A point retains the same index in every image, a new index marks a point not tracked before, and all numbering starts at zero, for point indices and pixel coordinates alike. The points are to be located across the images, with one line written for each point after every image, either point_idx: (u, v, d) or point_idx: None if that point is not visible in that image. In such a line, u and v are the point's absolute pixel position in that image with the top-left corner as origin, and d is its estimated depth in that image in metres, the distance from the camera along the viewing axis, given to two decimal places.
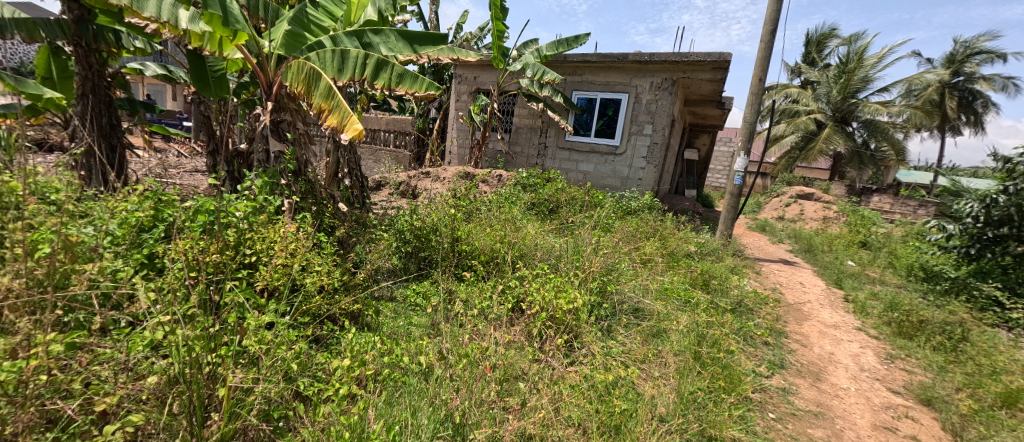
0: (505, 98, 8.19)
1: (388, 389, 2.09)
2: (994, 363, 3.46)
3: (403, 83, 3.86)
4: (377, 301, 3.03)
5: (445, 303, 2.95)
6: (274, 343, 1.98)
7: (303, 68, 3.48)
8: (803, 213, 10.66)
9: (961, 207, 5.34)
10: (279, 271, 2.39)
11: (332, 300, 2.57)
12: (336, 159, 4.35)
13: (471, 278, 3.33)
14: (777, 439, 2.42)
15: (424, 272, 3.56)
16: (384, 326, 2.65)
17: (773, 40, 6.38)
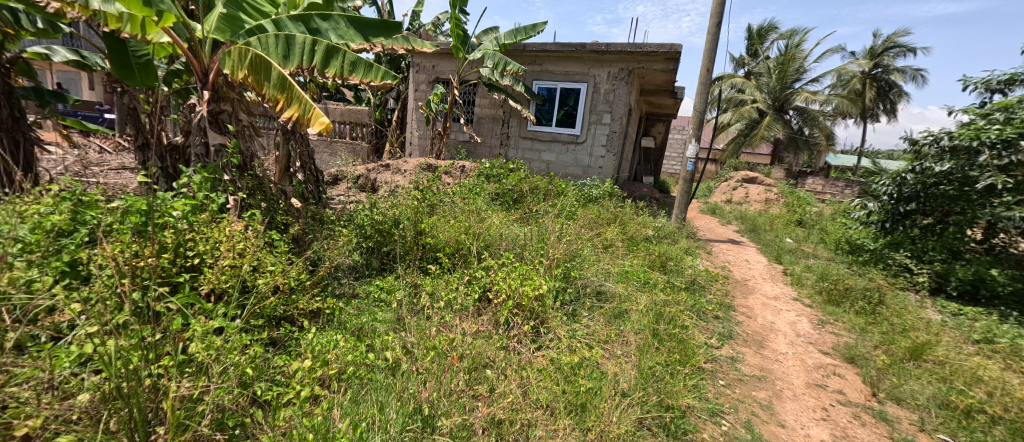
0: (466, 87, 8.20)
1: (354, 387, 2.10)
2: (905, 323, 3.95)
3: (356, 72, 3.81)
4: (339, 299, 2.96)
5: (410, 296, 2.95)
6: (225, 349, 1.90)
7: (247, 54, 3.30)
8: (748, 195, 11.45)
9: (878, 186, 5.98)
10: (226, 272, 2.33)
11: (287, 300, 2.52)
12: (287, 152, 4.16)
13: (437, 270, 3.36)
14: (725, 403, 2.69)
15: (388, 266, 3.55)
16: (348, 323, 2.64)
17: (718, 33, 6.78)
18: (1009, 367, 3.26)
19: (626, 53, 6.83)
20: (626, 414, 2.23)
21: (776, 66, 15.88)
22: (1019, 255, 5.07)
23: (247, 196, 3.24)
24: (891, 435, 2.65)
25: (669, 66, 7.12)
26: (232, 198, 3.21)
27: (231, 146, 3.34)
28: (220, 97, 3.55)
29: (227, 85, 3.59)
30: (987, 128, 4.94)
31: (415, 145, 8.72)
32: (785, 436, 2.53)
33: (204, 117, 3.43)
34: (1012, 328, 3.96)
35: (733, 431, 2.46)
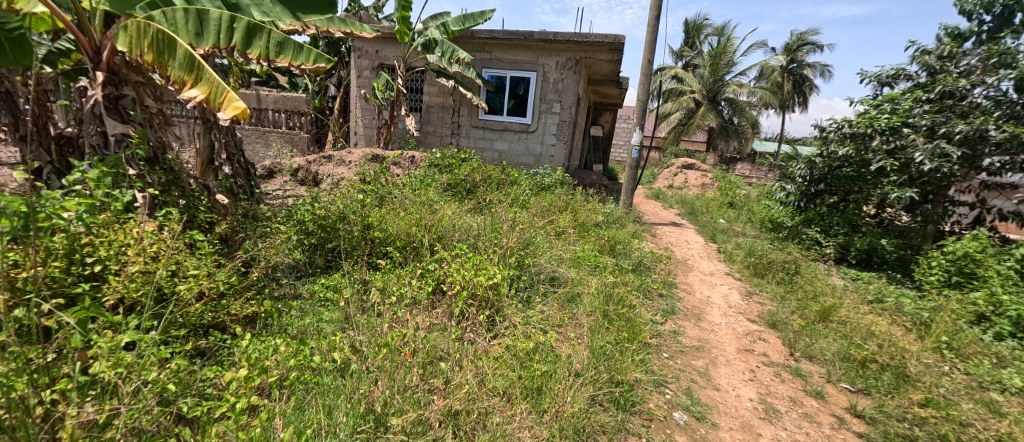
0: (412, 74, 8.05)
1: (298, 393, 1.83)
2: (815, 290, 4.50)
3: (284, 53, 3.48)
4: (279, 301, 2.72)
5: (359, 293, 2.80)
6: (138, 366, 1.65)
7: (147, 30, 2.96)
8: (688, 181, 12.22)
9: (793, 169, 6.64)
10: (137, 280, 1.97)
11: (215, 306, 2.17)
12: (210, 143, 3.85)
13: (387, 265, 3.25)
14: (669, 373, 2.79)
15: (333, 265, 3.34)
16: (289, 326, 2.36)
17: (658, 25, 7.14)
18: (893, 322, 3.84)
19: (573, 43, 7.01)
20: (580, 393, 2.19)
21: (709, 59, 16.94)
22: (903, 226, 5.96)
23: (162, 192, 2.87)
24: (805, 388, 2.91)
25: (614, 56, 7.41)
26: (141, 195, 2.76)
27: (136, 137, 2.90)
28: (120, 80, 3.16)
29: (127, 66, 3.17)
30: (878, 117, 5.65)
31: (361, 135, 8.43)
32: (719, 398, 2.63)
33: (100, 102, 3.00)
34: (897, 288, 4.65)
35: (676, 398, 2.52)
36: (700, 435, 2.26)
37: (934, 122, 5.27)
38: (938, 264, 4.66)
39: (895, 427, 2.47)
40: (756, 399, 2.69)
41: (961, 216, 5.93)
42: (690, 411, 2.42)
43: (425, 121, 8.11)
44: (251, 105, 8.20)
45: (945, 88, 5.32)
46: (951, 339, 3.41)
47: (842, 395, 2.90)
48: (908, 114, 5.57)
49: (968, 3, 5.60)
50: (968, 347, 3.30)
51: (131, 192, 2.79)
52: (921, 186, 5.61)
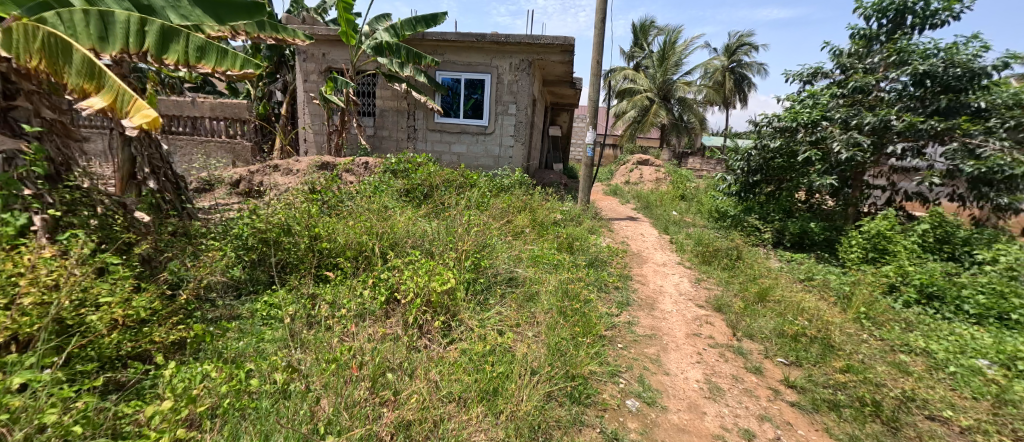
0: (363, 78, 7.84)
1: (232, 420, 1.70)
2: (754, 273, 4.84)
3: (207, 58, 3.27)
4: (214, 324, 2.54)
5: (305, 309, 2.69)
6: (33, 409, 1.44)
7: (32, 31, 2.64)
8: (643, 177, 12.67)
9: (733, 162, 7.13)
10: (31, 313, 1.74)
11: (134, 335, 1.99)
12: (131, 156, 3.54)
13: (337, 277, 3.13)
14: (624, 364, 2.89)
15: (278, 280, 3.15)
16: (223, 350, 2.19)
17: (604, 27, 7.39)
18: (821, 297, 4.20)
19: (524, 45, 7.10)
20: (536, 391, 2.23)
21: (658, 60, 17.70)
22: (828, 209, 6.57)
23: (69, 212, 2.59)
24: (745, 365, 3.08)
25: (566, 57, 7.60)
26: (41, 217, 2.49)
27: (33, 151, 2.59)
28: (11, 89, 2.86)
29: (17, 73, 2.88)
30: (802, 111, 6.15)
31: (311, 142, 8.09)
32: (669, 383, 2.76)
33: None
34: (824, 267, 5.11)
35: (629, 386, 2.63)
36: (652, 421, 2.35)
37: (847, 114, 5.82)
38: (856, 242, 5.14)
39: (822, 393, 2.67)
40: (702, 379, 2.84)
41: (876, 198, 6.57)
42: (642, 397, 2.53)
43: (378, 126, 7.91)
44: (184, 112, 7.63)
45: (856, 84, 5.91)
46: (868, 309, 3.78)
47: (777, 368, 3.09)
48: (827, 108, 6.11)
49: (866, 9, 6.22)
50: (882, 315, 3.68)
51: (27, 213, 2.47)
52: (840, 172, 6.19)
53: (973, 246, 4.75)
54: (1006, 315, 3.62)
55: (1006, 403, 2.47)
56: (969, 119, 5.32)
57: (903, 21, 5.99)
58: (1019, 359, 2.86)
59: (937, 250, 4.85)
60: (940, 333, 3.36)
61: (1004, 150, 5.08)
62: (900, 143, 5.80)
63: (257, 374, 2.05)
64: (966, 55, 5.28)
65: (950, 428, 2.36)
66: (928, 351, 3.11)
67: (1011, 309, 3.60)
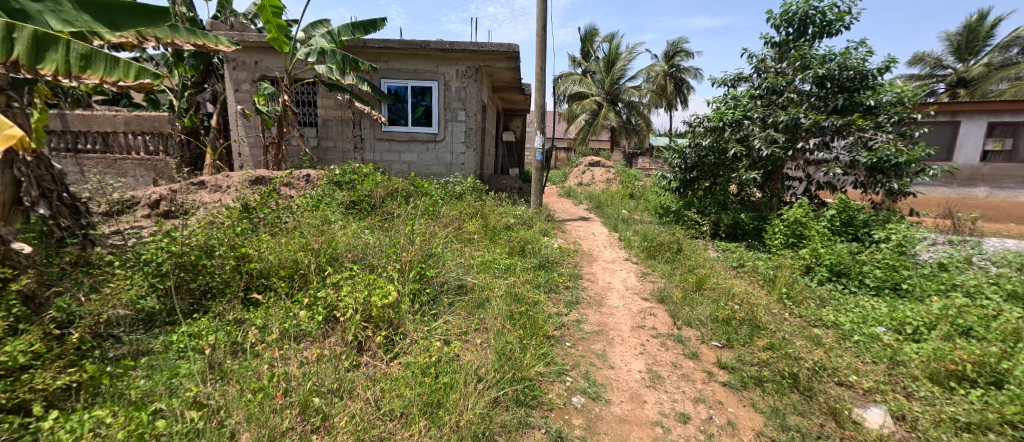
0: (301, 87, 7.45)
1: None
2: (693, 264, 5.13)
3: (92, 68, 2.96)
4: (119, 363, 2.29)
5: (229, 336, 2.50)
6: None
7: None
8: (594, 178, 13.06)
9: (671, 160, 7.54)
10: None
11: (10, 384, 1.77)
12: (15, 178, 3.16)
13: (269, 299, 2.93)
14: (571, 361, 2.96)
15: (201, 307, 2.87)
16: (124, 391, 1.98)
17: (545, 34, 7.55)
18: (750, 281, 4.52)
19: (469, 52, 7.11)
20: (482, 398, 2.22)
21: (604, 66, 18.39)
22: (756, 201, 7.12)
23: None
24: (684, 352, 3.25)
25: (512, 64, 7.70)
26: None
27: None
28: None
29: None
30: (726, 111, 6.65)
31: (247, 156, 7.57)
32: (613, 376, 2.85)
33: None
34: (753, 254, 5.54)
35: (575, 383, 2.68)
36: (596, 415, 2.42)
37: (765, 113, 6.36)
38: (779, 230, 5.62)
39: (749, 371, 2.87)
40: (644, 369, 2.96)
41: (795, 188, 7.21)
42: (587, 393, 2.59)
43: (318, 137, 7.54)
44: (92, 128, 6.85)
45: (769, 85, 6.48)
46: (789, 289, 4.13)
47: (711, 352, 3.29)
48: (747, 108, 6.66)
49: (775, 19, 6.82)
50: (801, 294, 4.05)
51: None
52: (763, 167, 6.74)
53: (871, 226, 5.36)
54: (898, 285, 4.12)
55: (896, 364, 2.81)
56: (861, 116, 6.02)
57: (805, 29, 6.64)
58: (908, 324, 3.25)
59: (843, 232, 5.41)
60: (848, 306, 3.74)
61: (890, 142, 5.79)
62: (809, 138, 6.42)
63: (166, 414, 1.87)
64: (856, 59, 5.94)
65: (854, 391, 2.64)
66: (837, 324, 3.46)
67: (901, 280, 4.11)
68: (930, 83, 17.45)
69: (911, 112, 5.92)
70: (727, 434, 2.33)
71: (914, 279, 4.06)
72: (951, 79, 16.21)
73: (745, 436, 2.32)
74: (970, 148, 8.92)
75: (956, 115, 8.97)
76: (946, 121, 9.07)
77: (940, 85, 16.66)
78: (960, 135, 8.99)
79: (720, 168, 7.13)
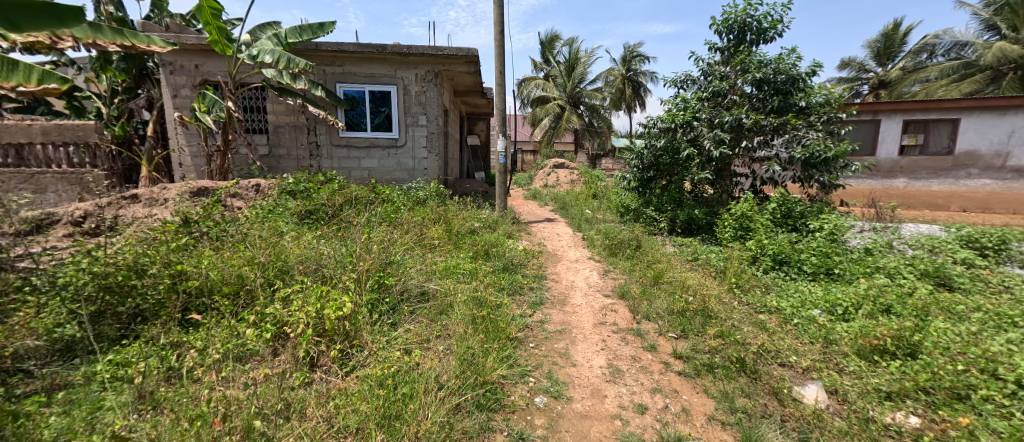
0: (248, 91, 7.06)
1: None
2: (652, 259, 5.30)
3: None
4: (31, 400, 2.08)
5: (163, 362, 2.33)
6: None
7: None
8: (558, 180, 13.23)
9: (629, 160, 7.79)
10: None
11: None
12: None
13: (211, 319, 2.75)
14: (534, 362, 2.97)
15: (131, 333, 2.65)
16: (36, 432, 1.79)
17: (503, 38, 7.58)
18: (704, 273, 4.73)
19: (428, 56, 7.02)
20: (442, 406, 2.19)
21: (566, 70, 18.72)
22: (708, 197, 7.48)
23: None
24: (643, 345, 3.35)
25: (471, 68, 7.69)
26: None
27: None
28: None
29: None
30: (677, 113, 6.95)
31: (188, 166, 7.06)
32: (575, 373, 2.89)
33: None
34: (706, 247, 5.81)
35: (537, 384, 2.70)
36: (558, 414, 2.44)
37: (712, 114, 6.72)
38: (728, 223, 5.92)
39: (702, 359, 3.00)
40: (605, 365, 3.02)
41: (742, 183, 7.62)
42: (549, 392, 2.62)
43: (267, 144, 7.18)
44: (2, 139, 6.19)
45: (715, 88, 6.85)
46: (739, 278, 4.36)
47: (668, 343, 3.42)
48: (696, 110, 6.99)
49: (717, 26, 7.20)
50: (748, 283, 4.29)
51: None
52: (713, 165, 7.08)
53: (808, 217, 5.77)
54: (831, 270, 4.46)
55: (830, 342, 3.04)
56: (794, 116, 6.49)
57: (744, 36, 7.04)
58: (839, 305, 3.51)
59: (784, 223, 5.78)
60: (789, 292, 4.00)
61: (821, 139, 6.22)
62: (753, 137, 6.83)
63: None
64: (788, 63, 6.39)
65: (795, 370, 2.82)
66: (780, 309, 3.68)
67: (834, 265, 4.45)
68: (855, 85, 19.05)
69: (837, 112, 6.46)
70: (681, 421, 2.43)
71: (844, 264, 4.41)
72: (873, 82, 17.79)
73: (697, 421, 2.44)
74: (890, 143, 9.78)
75: (877, 114, 9.77)
76: (868, 119, 9.90)
77: (865, 88, 18.22)
78: (880, 131, 9.82)
79: (675, 167, 7.43)
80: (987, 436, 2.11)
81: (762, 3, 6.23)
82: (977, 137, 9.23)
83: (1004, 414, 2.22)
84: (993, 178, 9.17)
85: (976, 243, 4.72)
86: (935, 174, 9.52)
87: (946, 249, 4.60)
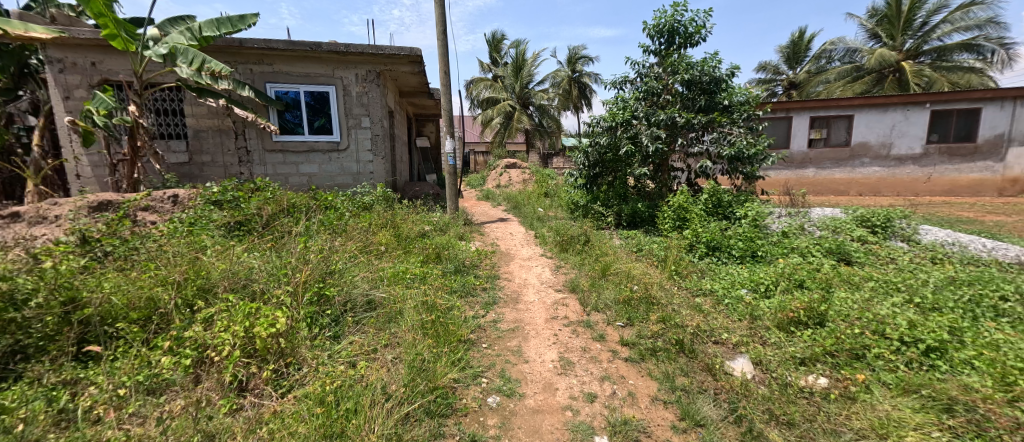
0: (160, 92, 6.41)
1: None
2: (600, 253, 5.48)
3: None
4: None
5: (51, 405, 2.06)
6: None
7: None
8: (509, 179, 13.31)
9: (575, 158, 8.00)
10: None
11: None
12: None
13: (115, 350, 2.47)
14: (487, 363, 2.96)
15: (11, 373, 2.30)
16: None
17: (446, 37, 7.49)
18: (648, 263, 4.97)
19: (368, 55, 6.77)
20: (389, 418, 2.13)
21: (514, 71, 18.84)
22: (649, 191, 7.86)
23: None
24: (592, 336, 3.45)
25: (415, 68, 7.53)
26: None
27: None
28: None
29: None
30: (617, 112, 7.25)
31: (89, 177, 6.30)
32: (528, 370, 2.92)
33: None
34: (648, 238, 6.11)
35: (490, 384, 2.70)
36: (510, 411, 2.46)
37: (648, 113, 7.07)
38: (667, 215, 6.26)
39: (646, 344, 3.15)
40: (556, 358, 3.09)
41: (679, 177, 8.08)
42: (502, 391, 2.63)
43: (187, 151, 6.56)
44: None
45: (649, 88, 7.22)
46: (677, 266, 4.63)
47: (616, 332, 3.55)
48: (635, 109, 7.32)
49: (649, 30, 7.58)
50: (686, 269, 4.56)
51: None
52: (652, 160, 7.46)
53: (734, 206, 6.24)
54: (756, 252, 4.87)
55: (754, 318, 3.32)
56: (720, 114, 7.01)
57: (673, 40, 7.48)
58: (762, 283, 3.84)
59: (715, 212, 6.22)
60: (721, 275, 4.32)
61: (743, 135, 6.81)
62: (686, 134, 7.29)
63: None
64: (712, 65, 6.89)
65: (726, 347, 3.04)
66: (713, 291, 3.96)
67: (758, 248, 4.86)
68: (771, 86, 20.91)
69: (754, 110, 7.07)
70: (628, 404, 2.54)
71: (767, 247, 4.84)
72: (786, 82, 19.64)
73: (642, 403, 2.55)
74: (800, 137, 10.79)
75: (789, 111, 10.73)
76: (782, 116, 10.83)
77: (780, 87, 20.08)
78: (792, 127, 10.79)
79: (618, 164, 7.74)
80: (880, 388, 2.45)
81: (687, 9, 6.64)
82: (868, 131, 10.48)
83: (892, 368, 2.58)
84: (881, 166, 10.51)
85: (868, 222, 5.37)
86: (837, 164, 10.73)
87: (846, 228, 5.19)
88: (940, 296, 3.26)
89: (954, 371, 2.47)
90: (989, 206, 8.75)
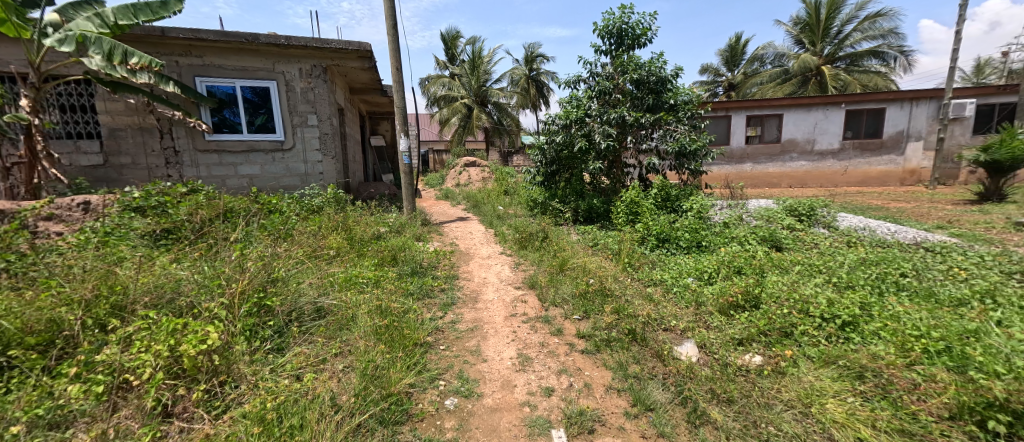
0: (65, 86, 5.72)
1: None
2: (557, 249, 5.55)
3: None
4: None
5: None
6: None
7: None
8: (467, 178, 13.17)
9: (532, 155, 8.05)
10: None
11: None
12: None
13: (8, 382, 2.16)
14: (444, 365, 2.90)
15: None
16: None
17: (396, 32, 7.25)
18: (603, 256, 5.10)
19: (312, 49, 6.43)
20: (337, 430, 2.04)
21: (470, 68, 18.66)
22: (604, 186, 8.05)
23: None
24: (550, 331, 3.48)
25: (364, 63, 7.25)
26: None
27: None
28: None
29: None
30: (571, 110, 7.38)
31: None
32: (486, 369, 2.90)
33: None
34: (604, 233, 6.27)
35: (447, 386, 2.65)
36: (468, 412, 2.42)
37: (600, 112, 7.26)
38: (620, 209, 6.46)
39: (601, 335, 3.21)
40: (515, 355, 3.08)
41: (631, 173, 8.34)
42: (459, 392, 2.58)
43: (101, 152, 5.92)
44: None
45: (601, 87, 7.40)
46: (630, 258, 4.78)
47: (573, 325, 3.60)
48: (587, 108, 7.49)
49: (599, 31, 7.76)
50: (638, 261, 4.72)
51: None
52: (605, 157, 7.65)
53: (681, 200, 6.53)
54: (700, 243, 5.14)
55: (699, 305, 3.49)
56: (666, 112, 7.32)
57: (622, 41, 7.70)
58: (706, 271, 4.05)
59: (664, 205, 6.49)
60: (670, 266, 4.51)
61: (687, 132, 7.16)
62: (636, 131, 7.55)
63: None
64: (658, 65, 7.17)
65: (674, 333, 3.18)
66: (663, 281, 4.13)
67: (702, 238, 5.13)
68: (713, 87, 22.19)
69: (697, 109, 7.45)
70: (583, 395, 2.58)
71: (711, 237, 5.12)
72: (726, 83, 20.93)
73: (597, 393, 2.61)
74: (737, 135, 11.50)
75: (728, 111, 11.40)
76: (721, 115, 11.49)
77: (721, 88, 21.34)
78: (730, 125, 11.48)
79: (573, 161, 7.87)
80: (805, 362, 2.65)
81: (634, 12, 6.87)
82: (795, 129, 11.37)
83: (815, 342, 2.80)
84: (807, 160, 11.46)
85: (796, 211, 5.82)
86: (770, 159, 11.56)
87: (777, 218, 5.61)
88: (854, 276, 3.61)
89: (865, 341, 2.73)
90: (895, 195, 9.82)
